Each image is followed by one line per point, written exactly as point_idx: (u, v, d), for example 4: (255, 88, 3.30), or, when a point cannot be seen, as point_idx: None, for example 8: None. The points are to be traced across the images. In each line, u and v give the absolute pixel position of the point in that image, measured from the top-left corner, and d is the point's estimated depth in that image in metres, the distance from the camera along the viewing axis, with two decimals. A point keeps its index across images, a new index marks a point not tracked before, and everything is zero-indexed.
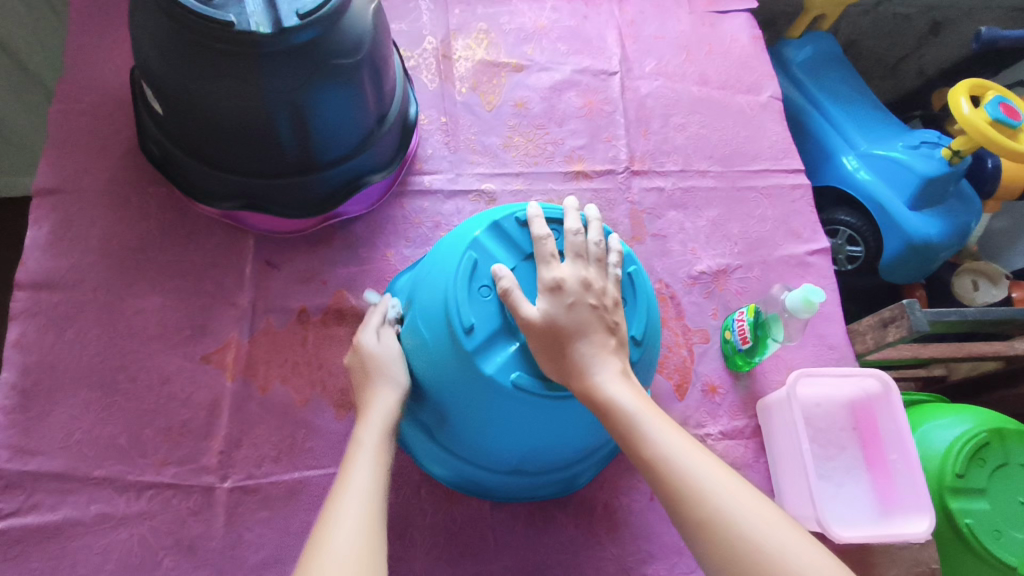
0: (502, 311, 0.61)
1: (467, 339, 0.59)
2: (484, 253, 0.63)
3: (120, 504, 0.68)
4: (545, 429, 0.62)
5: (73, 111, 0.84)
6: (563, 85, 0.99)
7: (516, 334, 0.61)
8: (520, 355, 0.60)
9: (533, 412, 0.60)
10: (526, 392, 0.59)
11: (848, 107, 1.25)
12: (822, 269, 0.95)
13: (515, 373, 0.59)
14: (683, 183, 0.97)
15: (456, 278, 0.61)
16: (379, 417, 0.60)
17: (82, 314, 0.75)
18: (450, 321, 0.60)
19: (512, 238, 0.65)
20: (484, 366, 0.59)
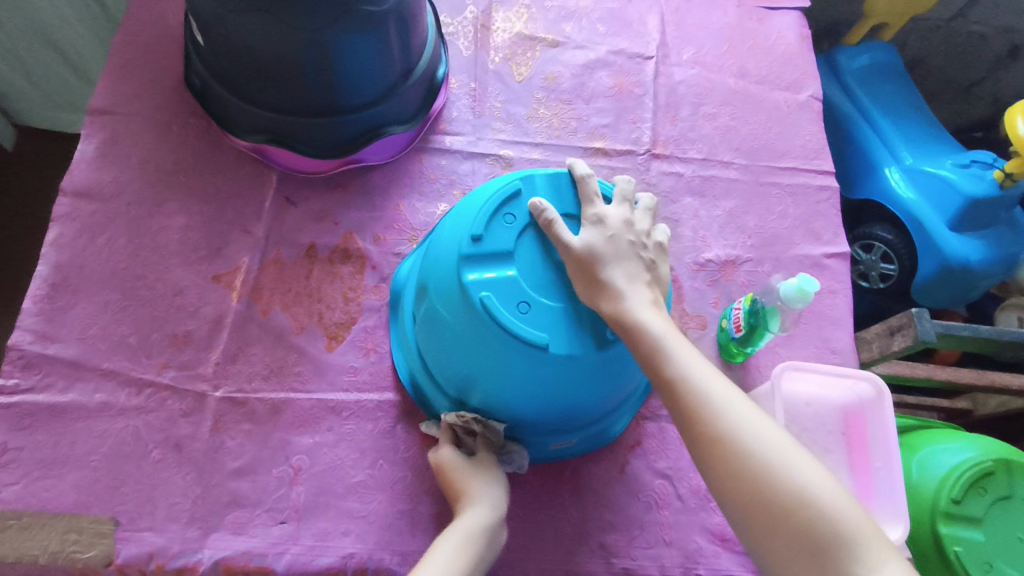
0: (517, 238, 0.64)
1: (469, 247, 0.63)
2: (530, 190, 0.67)
3: (121, 396, 0.74)
4: (498, 370, 0.63)
5: (134, 43, 0.91)
6: (595, 64, 1.00)
7: (511, 265, 0.63)
8: (502, 284, 0.62)
9: (489, 343, 0.62)
10: (490, 312, 0.60)
11: (899, 121, 1.20)
12: (838, 272, 0.92)
13: (485, 293, 0.61)
14: (704, 172, 0.96)
15: (494, 196, 0.65)
16: (469, 534, 0.63)
17: (114, 223, 0.82)
18: (465, 229, 0.64)
19: (564, 194, 0.68)
20: (467, 271, 0.62)
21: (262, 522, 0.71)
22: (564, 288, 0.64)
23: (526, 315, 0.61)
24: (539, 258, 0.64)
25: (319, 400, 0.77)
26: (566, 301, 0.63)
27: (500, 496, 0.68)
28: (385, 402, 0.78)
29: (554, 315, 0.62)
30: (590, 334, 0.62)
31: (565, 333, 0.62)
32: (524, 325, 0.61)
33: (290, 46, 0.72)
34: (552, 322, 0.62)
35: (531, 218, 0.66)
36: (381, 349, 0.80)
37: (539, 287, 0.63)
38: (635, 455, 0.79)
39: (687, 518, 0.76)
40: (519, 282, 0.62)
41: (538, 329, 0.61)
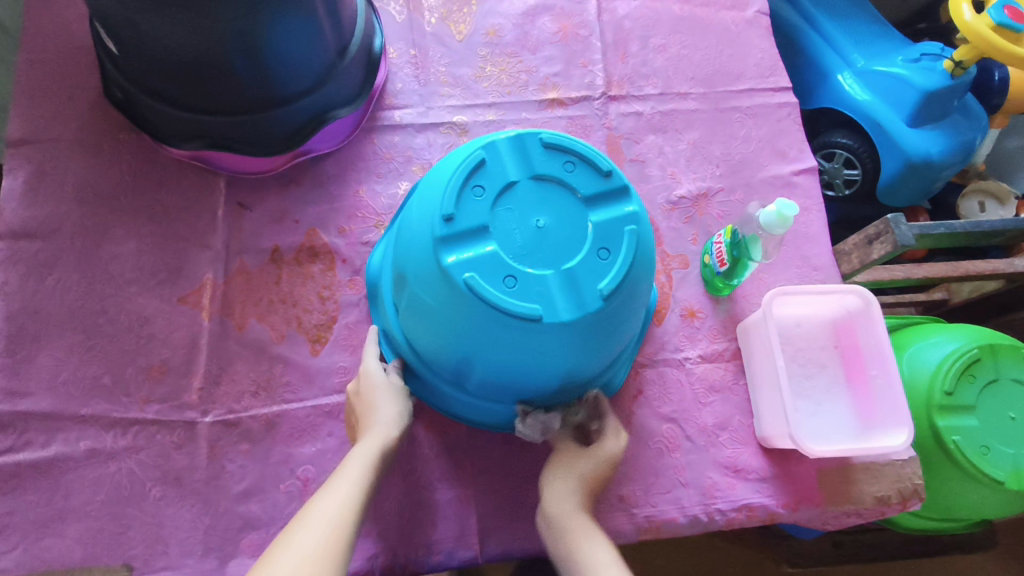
0: (490, 211, 0.61)
1: (442, 229, 0.60)
2: (495, 157, 0.63)
3: (108, 439, 0.71)
4: (494, 348, 0.61)
5: (39, 60, 0.83)
6: (536, 10, 0.95)
7: (490, 240, 0.60)
8: (484, 261, 0.59)
9: (481, 323, 0.59)
10: (478, 294, 0.58)
11: (845, 23, 1.18)
12: (809, 189, 0.92)
13: (468, 274, 0.58)
14: (663, 106, 0.93)
15: (459, 171, 0.62)
16: (371, 448, 0.63)
17: (60, 260, 0.76)
18: (436, 211, 0.61)
19: (530, 155, 0.64)
20: (446, 255, 0.59)
21: None
22: (549, 253, 0.61)
23: (513, 288, 0.59)
24: (517, 226, 0.61)
25: (315, 407, 0.75)
26: (552, 266, 0.60)
27: (400, 411, 0.68)
28: None
29: (542, 283, 0.59)
30: (581, 296, 0.60)
31: (557, 300, 0.59)
32: (514, 299, 0.58)
33: (211, 41, 0.66)
34: (542, 291, 0.59)
35: (500, 187, 0.62)
36: (368, 344, 0.78)
37: (522, 257, 0.60)
38: (640, 403, 0.79)
39: (699, 455, 0.77)
40: (501, 256, 0.59)
41: (528, 301, 0.59)
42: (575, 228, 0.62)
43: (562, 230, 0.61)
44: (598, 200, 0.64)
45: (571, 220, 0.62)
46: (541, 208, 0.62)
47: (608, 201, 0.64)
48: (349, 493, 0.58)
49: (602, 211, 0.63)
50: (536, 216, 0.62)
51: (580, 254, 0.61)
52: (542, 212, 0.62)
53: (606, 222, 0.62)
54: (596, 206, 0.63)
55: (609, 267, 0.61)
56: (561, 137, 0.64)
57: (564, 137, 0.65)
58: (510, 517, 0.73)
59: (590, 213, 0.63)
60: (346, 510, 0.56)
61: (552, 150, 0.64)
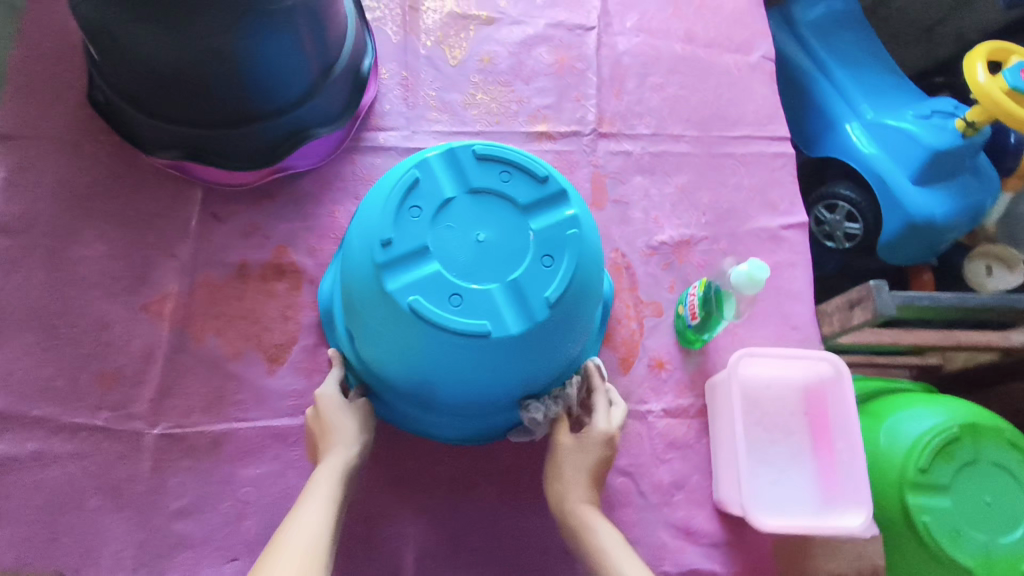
0: (430, 230, 0.59)
1: (382, 254, 0.58)
2: (428, 174, 0.61)
3: (54, 443, 0.71)
4: (444, 369, 0.60)
5: (32, 55, 0.84)
6: (534, 39, 0.94)
7: (431, 259, 0.58)
8: (426, 282, 0.58)
9: (429, 345, 0.58)
10: (422, 316, 0.56)
11: (858, 73, 1.15)
12: (797, 244, 0.89)
13: (411, 296, 0.57)
14: (654, 148, 0.91)
15: (393, 192, 0.60)
16: (335, 474, 0.62)
17: (29, 258, 0.77)
18: (374, 235, 0.59)
19: (464, 168, 0.62)
20: (387, 280, 0.58)
21: (212, 560, 0.70)
22: (493, 266, 0.59)
23: (459, 306, 0.57)
24: (457, 241, 0.59)
25: (263, 428, 0.74)
26: (496, 279, 0.58)
27: (358, 432, 0.66)
28: None
29: (489, 297, 0.58)
30: (528, 306, 0.58)
31: (504, 313, 0.58)
32: (461, 319, 0.57)
33: (190, 50, 0.66)
34: (489, 306, 0.57)
35: (437, 205, 0.60)
36: (324, 369, 0.77)
37: (466, 271, 0.58)
38: None
39: (650, 514, 0.75)
40: (445, 275, 0.58)
41: (475, 317, 0.57)
42: (517, 238, 0.60)
43: (504, 242, 0.60)
44: (538, 207, 0.62)
45: (512, 231, 0.60)
46: (481, 221, 0.60)
47: (550, 206, 0.62)
48: (319, 525, 0.56)
49: (543, 218, 0.61)
50: (475, 230, 0.60)
51: (524, 263, 0.59)
52: (481, 226, 0.60)
53: (549, 229, 0.60)
54: (536, 213, 0.62)
55: (554, 274, 0.59)
56: (493, 146, 0.63)
57: (497, 146, 0.63)
58: (447, 560, 0.72)
59: (531, 221, 0.61)
60: (318, 542, 0.54)
61: (485, 162, 0.62)
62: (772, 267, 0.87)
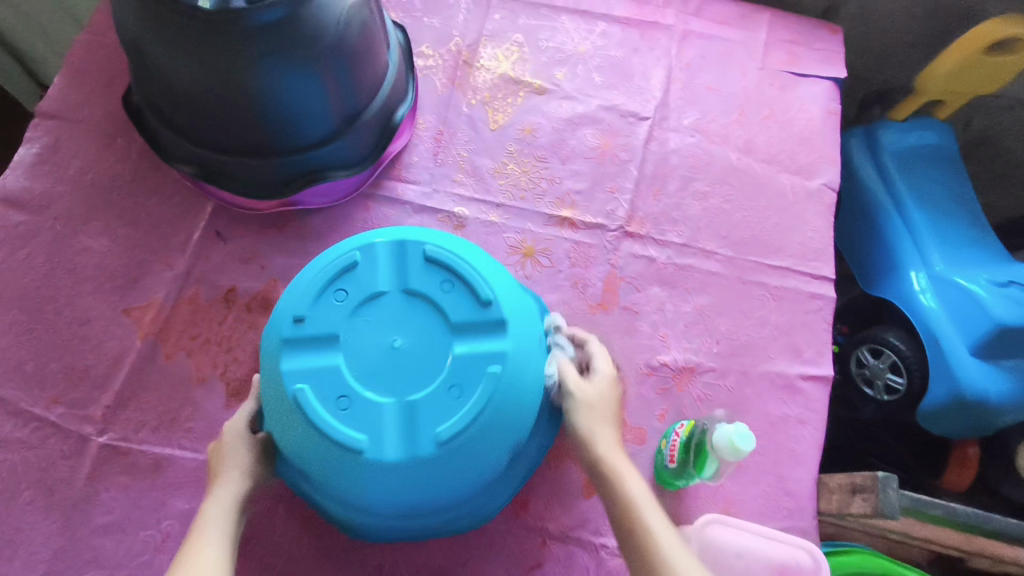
0: (346, 321, 0.60)
1: (291, 330, 0.59)
2: (369, 261, 0.62)
3: (6, 427, 0.72)
4: (318, 470, 0.58)
5: (96, 44, 0.88)
6: (582, 119, 0.90)
7: (337, 352, 0.59)
8: (322, 375, 0.58)
9: (304, 442, 0.57)
10: (300, 408, 0.56)
11: (936, 216, 1.05)
12: (814, 399, 0.80)
13: (298, 385, 0.57)
14: (681, 259, 0.85)
15: (325, 270, 0.61)
16: (225, 514, 0.58)
17: (36, 238, 0.79)
18: (291, 308, 0.60)
19: (407, 267, 0.62)
20: (284, 359, 0.58)
21: None
22: (396, 379, 0.58)
23: (344, 410, 0.57)
24: (371, 341, 0.59)
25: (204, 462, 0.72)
26: (394, 394, 0.58)
27: (249, 459, 0.61)
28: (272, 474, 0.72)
29: (378, 410, 0.57)
30: (417, 434, 0.56)
31: (387, 432, 0.56)
32: (339, 423, 0.56)
33: (213, 80, 0.65)
34: (372, 419, 0.57)
35: (364, 296, 0.61)
36: None
37: (367, 375, 0.58)
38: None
39: None
40: (342, 373, 0.58)
41: (355, 428, 0.56)
42: (433, 355, 0.59)
43: (418, 355, 0.59)
44: (468, 329, 0.60)
45: (431, 346, 0.60)
46: (402, 327, 0.60)
47: (480, 330, 0.60)
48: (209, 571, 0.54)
49: (469, 343, 0.60)
50: (393, 334, 0.60)
51: (430, 386, 0.58)
52: (401, 330, 0.60)
53: (469, 356, 0.59)
54: (464, 335, 0.60)
55: (457, 407, 0.57)
56: (446, 250, 0.63)
57: (450, 252, 0.63)
58: None
59: (455, 342, 0.60)
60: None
61: (433, 266, 0.62)
62: (780, 418, 0.79)
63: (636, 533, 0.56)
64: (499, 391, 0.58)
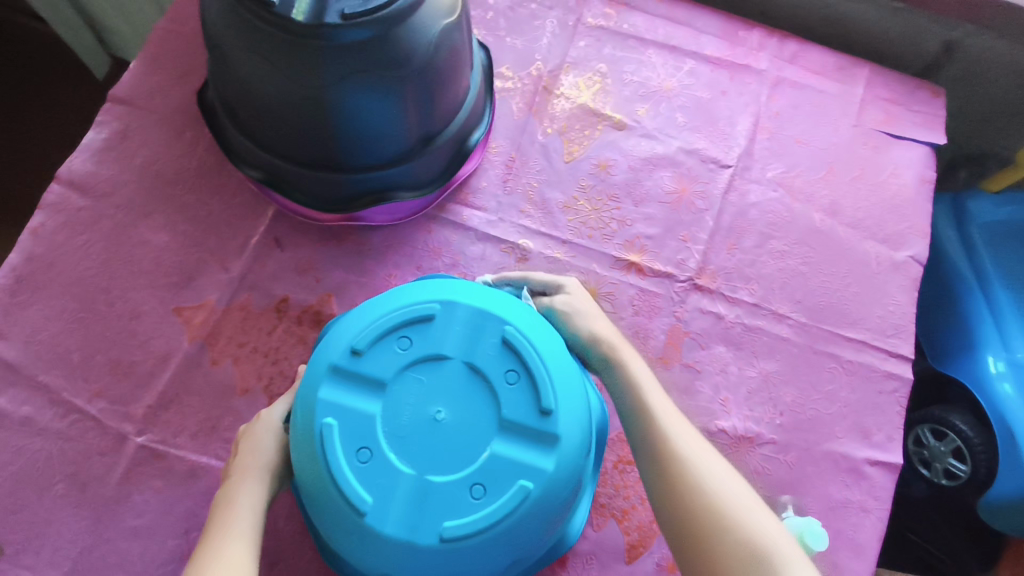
0: (399, 371, 0.57)
1: (345, 360, 0.57)
2: (445, 317, 0.58)
3: (46, 415, 0.70)
4: (319, 510, 0.56)
5: (176, 32, 0.86)
6: (660, 160, 0.86)
7: (379, 401, 0.56)
8: (356, 419, 0.55)
9: (313, 481, 0.54)
10: (321, 444, 0.54)
11: (1022, 298, 0.98)
12: (878, 488, 0.75)
13: (328, 420, 0.54)
14: (751, 320, 0.80)
15: (399, 313, 0.58)
16: (251, 510, 0.56)
17: (97, 225, 0.78)
18: (353, 337, 0.58)
19: (480, 339, 0.58)
20: (325, 386, 0.56)
21: None
22: (424, 453, 0.54)
23: (362, 464, 0.54)
24: (414, 403, 0.56)
25: None
26: (415, 468, 0.54)
27: (276, 460, 0.60)
28: None
29: (393, 478, 0.53)
30: (420, 521, 0.52)
31: (394, 504, 0.53)
32: (352, 476, 0.53)
33: (287, 91, 0.63)
34: (385, 484, 0.53)
35: (427, 353, 0.57)
36: None
37: (396, 439, 0.54)
38: None
39: None
40: (374, 423, 0.55)
41: (364, 488, 0.53)
42: (472, 443, 0.55)
43: (457, 435, 0.55)
44: (518, 431, 0.56)
45: (474, 431, 0.55)
46: (452, 400, 0.56)
47: (526, 437, 0.56)
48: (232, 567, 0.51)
49: (513, 447, 0.55)
50: (438, 406, 0.56)
51: (455, 475, 0.54)
52: (449, 404, 0.56)
53: (507, 461, 0.54)
54: (510, 436, 0.56)
55: (472, 509, 0.53)
56: (526, 340, 0.58)
57: (530, 345, 0.58)
58: None
59: (498, 439, 0.55)
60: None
61: (508, 350, 0.58)
62: (841, 504, 0.74)
63: (686, 468, 0.56)
64: (522, 507, 0.53)
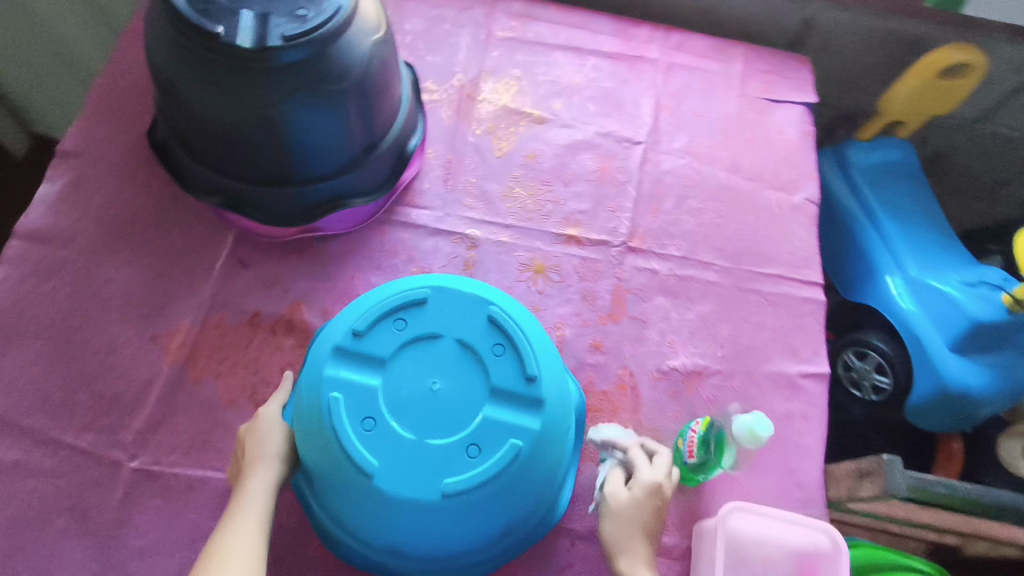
0: (397, 349, 0.60)
1: (346, 341, 0.60)
2: (437, 298, 0.62)
3: (36, 456, 0.72)
4: (327, 483, 0.58)
5: (112, 84, 0.91)
6: (580, 145, 0.96)
7: (379, 377, 0.59)
8: (359, 393, 0.57)
9: (321, 453, 0.57)
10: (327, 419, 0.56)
11: (906, 226, 1.13)
12: (813, 396, 0.86)
13: (333, 394, 0.57)
14: (681, 271, 0.90)
15: (394, 297, 0.61)
16: (261, 497, 0.61)
17: (61, 271, 0.80)
18: (355, 320, 0.61)
19: (469, 316, 0.62)
20: (329, 364, 0.59)
21: None
22: (422, 421, 0.57)
23: (368, 432, 0.56)
24: (413, 377, 0.59)
25: None
26: (416, 434, 0.56)
27: (282, 449, 0.64)
28: None
29: (395, 444, 0.56)
30: (421, 480, 0.55)
31: (398, 466, 0.55)
32: (358, 444, 0.55)
33: (236, 114, 0.69)
34: (389, 449, 0.56)
35: (422, 332, 0.61)
36: None
37: (397, 409, 0.57)
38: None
39: None
40: (376, 395, 0.57)
41: (370, 454, 0.55)
42: (466, 409, 0.58)
43: (454, 402, 0.58)
44: (507, 397, 0.59)
45: (467, 399, 0.59)
46: (447, 373, 0.59)
47: (516, 402, 0.59)
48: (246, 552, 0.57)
49: (503, 410, 0.59)
50: (434, 378, 0.59)
51: (452, 437, 0.57)
52: (444, 376, 0.59)
53: (499, 423, 0.58)
54: (500, 401, 0.59)
55: (469, 467, 0.56)
56: (512, 318, 0.62)
57: (514, 321, 0.62)
58: None
59: (490, 404, 0.59)
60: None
61: (494, 327, 0.61)
62: (784, 415, 0.84)
63: None
64: (514, 463, 0.57)
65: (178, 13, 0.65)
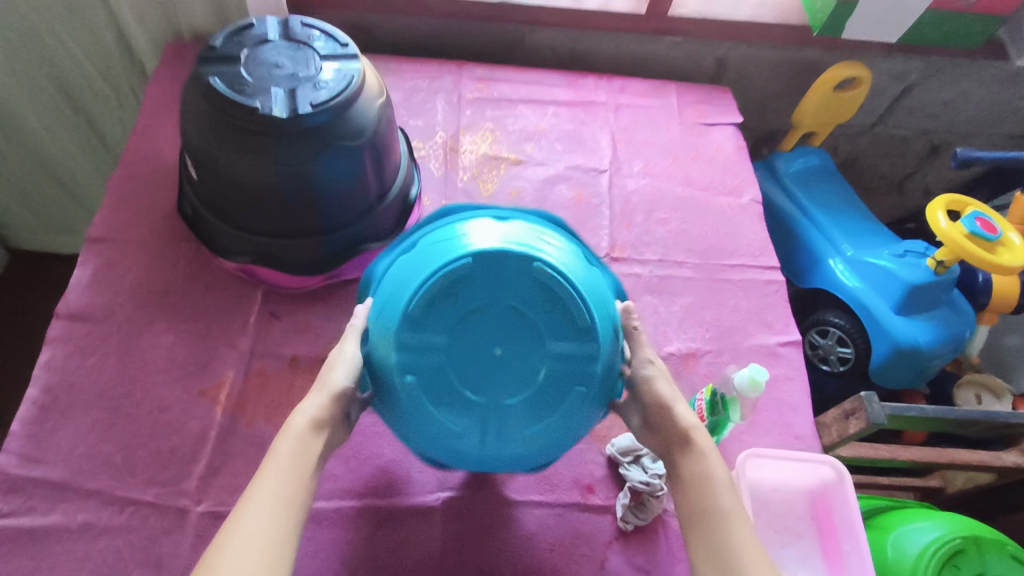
0: (456, 324, 0.64)
1: (406, 327, 0.63)
2: (480, 269, 0.64)
3: (104, 515, 0.75)
4: (420, 439, 0.67)
5: (131, 175, 1.00)
6: (555, 178, 1.10)
7: (447, 353, 0.64)
8: (432, 371, 0.63)
9: (412, 422, 0.65)
10: (411, 400, 0.63)
11: (836, 216, 1.31)
12: (793, 360, 0.98)
13: (408, 377, 0.63)
14: (661, 271, 1.03)
15: (440, 275, 0.63)
16: (312, 426, 0.60)
17: (105, 344, 0.86)
18: (409, 303, 0.63)
19: (516, 282, 0.64)
20: (398, 353, 0.63)
21: None
22: (494, 386, 0.64)
23: (450, 403, 0.63)
24: (477, 342, 0.64)
25: None
26: (492, 398, 0.64)
27: (340, 380, 0.63)
28: (366, 509, 0.79)
29: (476, 409, 0.64)
30: (505, 432, 0.65)
31: (483, 424, 0.64)
32: (445, 414, 0.63)
33: (270, 176, 0.79)
34: (472, 412, 0.64)
35: (474, 304, 0.64)
36: (361, 456, 0.82)
37: (470, 379, 0.64)
38: (613, 550, 0.79)
39: None
40: (448, 372, 0.63)
41: (457, 420, 0.64)
42: (531, 367, 0.64)
43: (519, 364, 0.64)
44: (565, 350, 0.65)
45: (530, 357, 0.64)
46: (507, 338, 0.64)
47: (573, 350, 0.65)
48: (292, 477, 0.56)
49: (563, 360, 0.64)
50: (496, 345, 0.64)
51: (524, 395, 0.64)
52: (505, 343, 0.64)
53: (562, 375, 0.64)
54: (559, 354, 0.64)
55: (543, 416, 0.65)
56: (557, 277, 0.64)
57: (559, 277, 0.64)
58: None
59: (551, 359, 0.64)
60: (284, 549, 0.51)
61: (541, 284, 0.64)
62: (772, 379, 0.96)
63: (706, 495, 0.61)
64: (580, 404, 0.65)
65: (218, 96, 0.76)
